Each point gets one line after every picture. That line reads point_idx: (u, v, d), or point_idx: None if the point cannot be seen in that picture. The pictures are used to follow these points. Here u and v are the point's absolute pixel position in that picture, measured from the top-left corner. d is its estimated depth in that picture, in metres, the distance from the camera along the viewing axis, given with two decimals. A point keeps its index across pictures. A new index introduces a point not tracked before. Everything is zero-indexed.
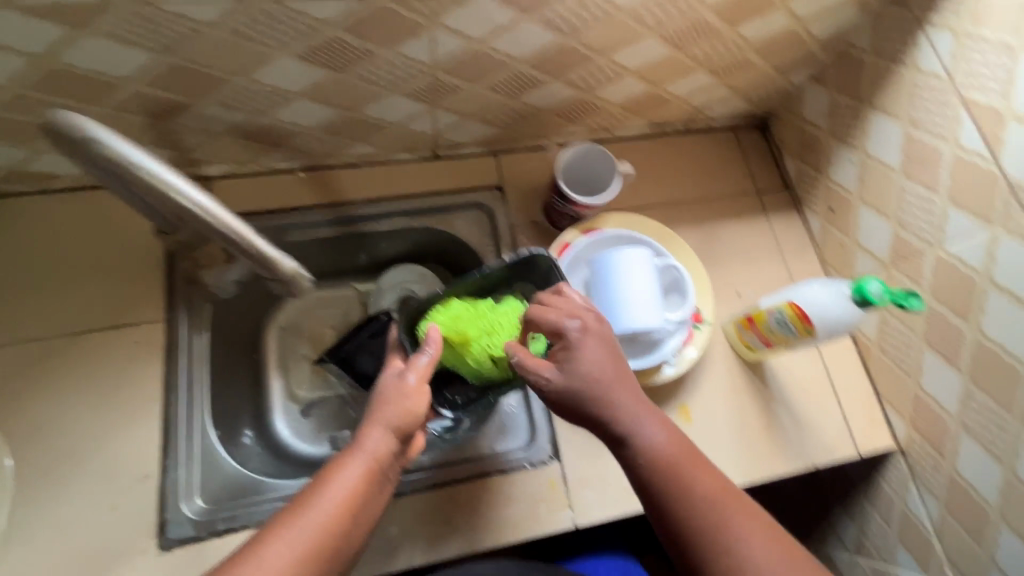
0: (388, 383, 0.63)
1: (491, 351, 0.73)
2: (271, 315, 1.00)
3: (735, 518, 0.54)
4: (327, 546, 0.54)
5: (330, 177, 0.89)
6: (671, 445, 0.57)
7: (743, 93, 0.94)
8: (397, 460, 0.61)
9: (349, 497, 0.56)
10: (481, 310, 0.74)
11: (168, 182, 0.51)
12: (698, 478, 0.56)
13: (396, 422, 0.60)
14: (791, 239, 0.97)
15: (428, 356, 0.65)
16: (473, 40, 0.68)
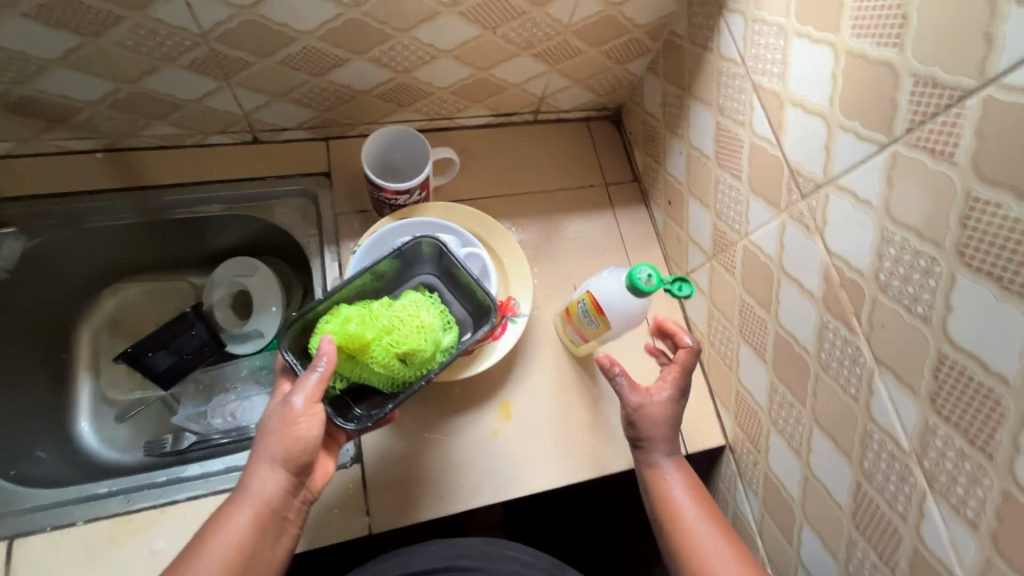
0: (273, 413, 0.60)
1: (396, 350, 0.66)
2: (85, 310, 0.93)
3: (722, 550, 0.63)
4: None
5: (136, 161, 0.83)
6: (687, 498, 0.67)
7: (583, 83, 0.92)
8: (294, 495, 0.61)
9: (241, 545, 0.57)
10: (377, 309, 0.68)
11: None
12: (704, 521, 0.65)
13: (282, 454, 0.59)
14: (635, 233, 0.95)
15: (318, 375, 0.60)
16: (240, 7, 0.63)
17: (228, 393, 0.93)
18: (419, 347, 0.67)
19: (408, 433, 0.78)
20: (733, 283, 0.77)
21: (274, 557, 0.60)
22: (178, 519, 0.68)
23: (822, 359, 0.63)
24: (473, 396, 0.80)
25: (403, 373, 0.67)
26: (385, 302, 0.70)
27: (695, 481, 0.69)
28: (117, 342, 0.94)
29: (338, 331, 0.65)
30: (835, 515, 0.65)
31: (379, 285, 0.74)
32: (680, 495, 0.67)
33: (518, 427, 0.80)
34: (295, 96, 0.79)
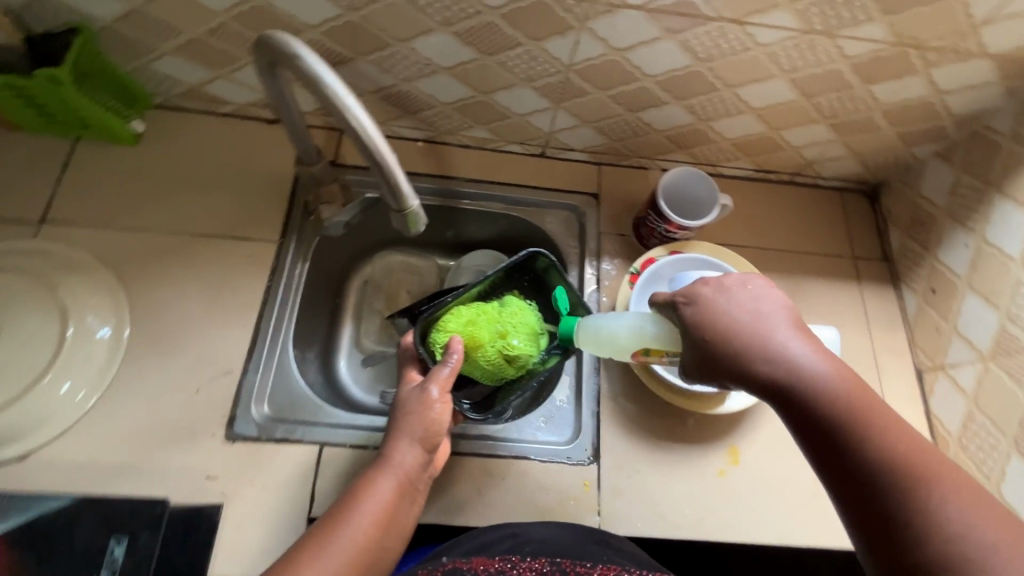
0: (410, 396, 0.67)
1: (506, 352, 0.77)
2: (358, 267, 1.09)
3: (929, 493, 0.44)
4: (367, 555, 0.59)
5: (446, 153, 0.97)
6: (847, 389, 0.49)
7: (859, 156, 0.93)
8: (425, 469, 0.67)
9: (383, 511, 0.62)
10: (491, 314, 0.78)
11: (337, 93, 0.56)
12: (882, 442, 0.47)
13: (421, 433, 0.66)
14: (881, 312, 0.94)
15: (450, 368, 0.68)
16: (613, 49, 0.73)
17: None
18: (524, 350, 0.77)
19: (642, 450, 0.81)
20: (1018, 391, 0.73)
21: (406, 525, 0.65)
22: (445, 469, 0.78)
23: None
24: (705, 431, 0.83)
25: (508, 371, 0.78)
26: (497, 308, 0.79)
27: (850, 370, 0.50)
28: (376, 299, 1.09)
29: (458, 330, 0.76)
30: None
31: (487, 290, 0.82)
32: (836, 385, 0.49)
33: (746, 472, 0.81)
34: (600, 125, 0.89)
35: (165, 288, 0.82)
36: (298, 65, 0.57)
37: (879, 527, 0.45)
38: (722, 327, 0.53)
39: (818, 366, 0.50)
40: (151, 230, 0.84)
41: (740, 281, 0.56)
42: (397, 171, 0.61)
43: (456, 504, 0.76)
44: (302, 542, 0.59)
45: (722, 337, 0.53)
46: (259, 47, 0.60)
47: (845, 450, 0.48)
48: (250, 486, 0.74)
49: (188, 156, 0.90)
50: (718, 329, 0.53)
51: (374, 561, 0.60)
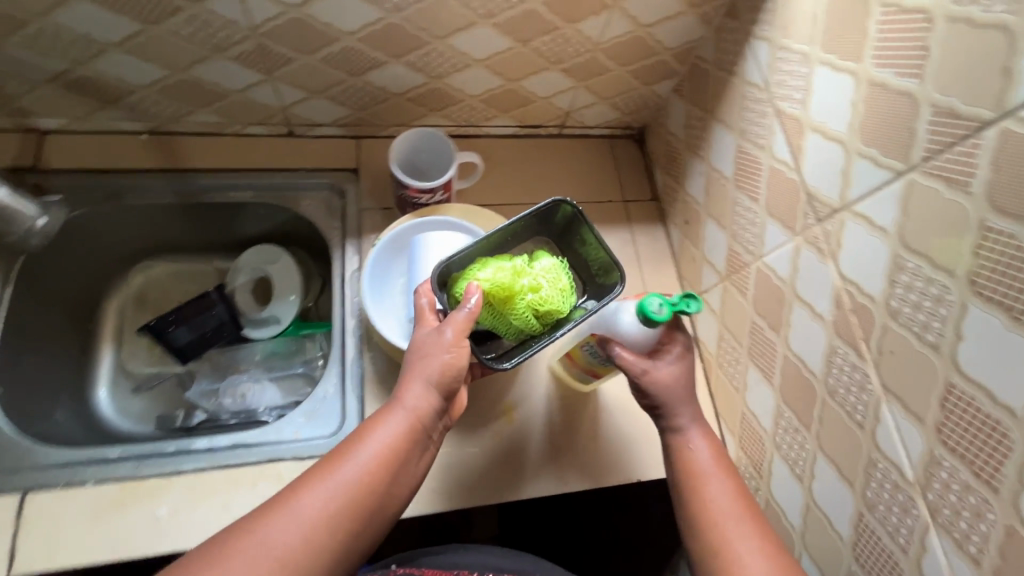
0: (426, 338, 0.63)
1: (536, 308, 0.66)
2: (115, 285, 0.97)
3: (740, 537, 0.60)
4: (368, 500, 0.58)
5: (177, 144, 0.87)
6: (707, 461, 0.66)
7: (609, 101, 0.94)
8: (439, 417, 0.64)
9: (389, 452, 0.60)
10: (519, 267, 0.67)
11: None
12: (722, 486, 0.64)
13: (436, 376, 0.62)
14: (651, 250, 0.96)
15: (468, 311, 0.62)
16: (289, 6, 0.67)
17: (241, 375, 0.95)
18: (555, 306, 0.66)
19: None
20: (745, 305, 0.77)
21: (415, 471, 0.62)
22: (180, 490, 0.69)
23: (829, 385, 0.63)
24: (477, 396, 0.81)
25: (536, 329, 0.67)
26: (527, 259, 0.68)
27: (720, 447, 0.67)
28: (143, 316, 0.97)
29: (488, 277, 0.65)
30: (836, 546, 0.63)
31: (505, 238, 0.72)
32: (702, 459, 0.66)
33: (521, 430, 0.80)
34: (331, 93, 0.83)
35: None
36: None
37: (696, 544, 0.61)
38: (667, 382, 0.66)
39: (699, 445, 0.66)
40: None
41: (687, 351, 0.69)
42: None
43: (197, 526, 0.68)
44: (306, 478, 0.58)
45: (663, 392, 0.66)
46: None
47: (697, 491, 0.64)
48: None
49: None
50: (664, 379, 0.66)
51: (377, 506, 0.58)
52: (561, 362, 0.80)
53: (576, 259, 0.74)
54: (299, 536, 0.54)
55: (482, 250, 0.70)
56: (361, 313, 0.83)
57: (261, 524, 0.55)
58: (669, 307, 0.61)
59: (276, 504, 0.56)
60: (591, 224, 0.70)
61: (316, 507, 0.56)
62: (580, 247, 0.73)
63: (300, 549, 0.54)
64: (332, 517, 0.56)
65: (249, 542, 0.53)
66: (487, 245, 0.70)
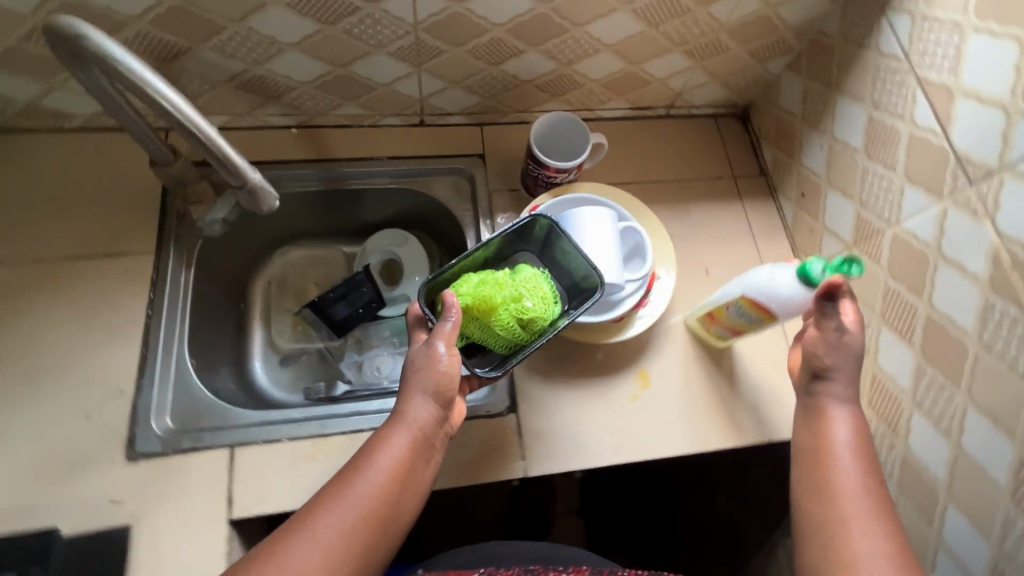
0: (419, 353, 0.67)
1: (520, 315, 0.71)
2: (260, 269, 1.05)
3: (861, 526, 0.59)
4: (381, 509, 0.62)
5: (322, 136, 0.95)
6: (846, 441, 0.64)
7: (722, 80, 0.98)
8: (441, 424, 0.68)
9: (398, 464, 0.64)
10: (503, 279, 0.73)
11: (145, 78, 0.56)
12: (854, 470, 0.63)
13: (433, 387, 0.66)
14: (764, 224, 0.99)
15: (452, 322, 0.67)
16: (453, 2, 0.73)
17: (376, 350, 1.03)
18: (539, 313, 0.71)
19: (557, 391, 0.84)
20: (879, 270, 0.80)
21: (423, 478, 0.66)
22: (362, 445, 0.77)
23: (984, 341, 0.65)
24: (613, 362, 0.86)
25: (521, 336, 0.72)
26: (510, 272, 0.74)
27: (863, 432, 0.66)
28: (285, 298, 1.06)
29: (471, 291, 0.71)
30: (991, 495, 0.66)
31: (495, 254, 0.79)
32: (839, 434, 0.65)
33: (657, 394, 0.85)
34: (468, 83, 0.89)
35: (34, 319, 0.77)
36: (87, 48, 0.55)
37: (817, 517, 0.61)
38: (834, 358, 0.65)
39: (840, 424, 0.65)
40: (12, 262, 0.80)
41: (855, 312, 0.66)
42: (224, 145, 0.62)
43: None
44: (317, 500, 0.62)
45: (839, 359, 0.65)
46: (48, 39, 0.57)
47: (829, 470, 0.63)
48: (163, 500, 0.71)
49: (40, 178, 0.84)
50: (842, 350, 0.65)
51: (388, 517, 0.62)
52: (699, 319, 0.85)
53: (559, 271, 0.79)
54: (321, 551, 0.58)
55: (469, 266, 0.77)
56: None
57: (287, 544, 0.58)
58: (830, 270, 0.63)
59: (290, 527, 0.60)
60: (565, 235, 0.75)
61: (334, 526, 0.60)
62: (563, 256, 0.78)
63: (324, 564, 0.58)
64: (346, 535, 0.60)
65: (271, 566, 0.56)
66: (472, 261, 0.76)
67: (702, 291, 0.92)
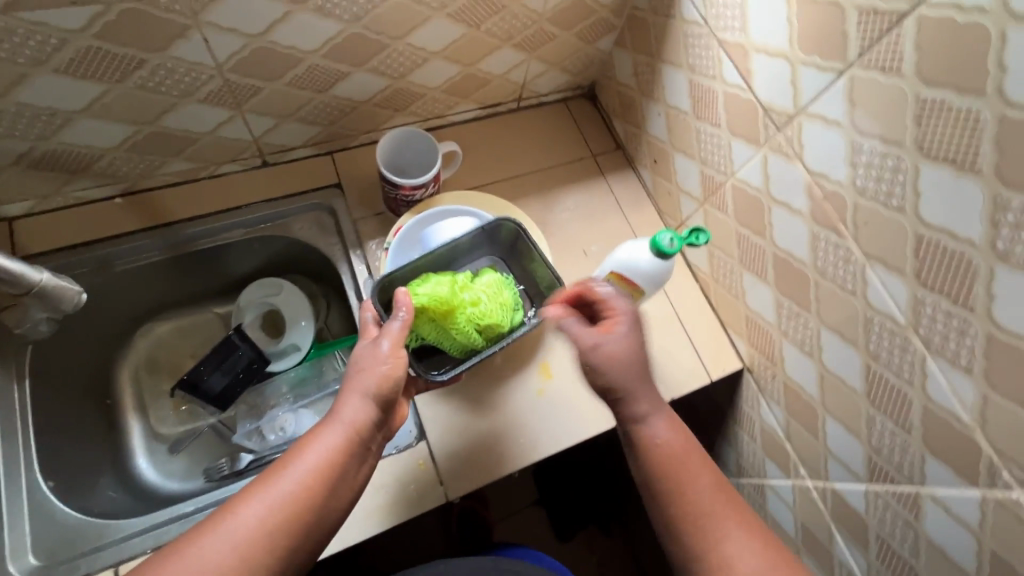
0: (363, 351, 0.67)
1: (477, 320, 0.75)
2: (121, 357, 0.95)
3: (725, 540, 0.64)
4: (306, 509, 0.60)
5: (154, 199, 0.86)
6: (673, 447, 0.68)
7: (559, 65, 1.00)
8: (377, 428, 0.67)
9: (328, 463, 0.62)
10: (464, 283, 0.78)
11: None
12: (703, 479, 0.67)
13: (373, 388, 0.65)
14: (629, 195, 1.04)
15: (400, 322, 0.68)
16: (251, 36, 0.68)
17: (277, 408, 0.95)
18: (495, 319, 0.76)
19: (464, 407, 0.83)
20: (728, 220, 0.86)
21: (354, 483, 0.64)
22: None
23: (818, 267, 0.72)
24: (513, 363, 0.86)
25: (476, 340, 0.76)
26: (470, 276, 0.79)
27: (687, 431, 0.70)
28: (160, 380, 0.96)
29: (432, 291, 0.75)
30: (853, 400, 0.74)
31: (451, 256, 0.83)
32: (668, 445, 0.68)
33: (561, 382, 0.86)
34: (301, 115, 0.84)
35: None
36: None
37: (676, 532, 0.66)
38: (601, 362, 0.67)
39: (659, 432, 0.68)
40: None
41: (630, 316, 0.70)
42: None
43: None
44: (248, 491, 0.61)
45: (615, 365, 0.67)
46: None
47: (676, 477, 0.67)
48: None
49: None
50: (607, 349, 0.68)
51: (309, 521, 0.60)
52: None
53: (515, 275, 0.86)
54: (236, 543, 0.57)
55: (425, 265, 0.81)
56: None
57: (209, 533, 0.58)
58: (677, 241, 0.71)
59: (209, 524, 0.59)
60: (527, 240, 0.82)
61: (249, 523, 0.58)
62: (522, 260, 0.85)
63: (236, 559, 0.57)
64: (261, 535, 0.58)
65: (183, 557, 0.56)
66: (430, 260, 0.80)
67: (584, 273, 0.95)
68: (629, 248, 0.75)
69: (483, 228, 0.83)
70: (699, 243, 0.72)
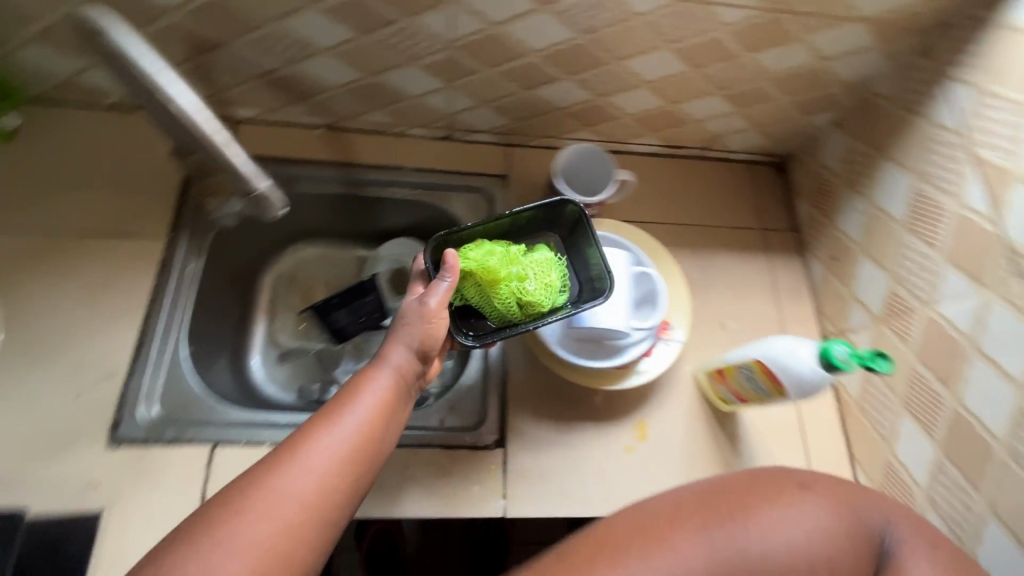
0: (408, 308, 0.66)
1: (520, 295, 0.71)
2: (271, 263, 1.06)
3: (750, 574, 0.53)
4: (369, 444, 0.57)
5: (348, 139, 0.94)
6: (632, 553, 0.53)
7: (762, 128, 0.94)
8: (418, 378, 0.66)
9: (385, 403, 0.60)
10: (516, 255, 0.72)
11: (157, 79, 0.55)
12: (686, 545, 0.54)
13: (420, 340, 0.65)
14: (789, 282, 0.95)
15: (448, 283, 0.66)
16: (491, 24, 0.71)
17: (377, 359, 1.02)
18: (539, 298, 0.71)
19: (548, 433, 0.80)
20: (905, 351, 0.75)
21: (403, 423, 0.62)
22: None
23: (1014, 449, 0.60)
24: (611, 408, 0.82)
25: (515, 315, 0.72)
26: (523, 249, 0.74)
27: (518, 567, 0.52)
28: (292, 294, 1.06)
29: (480, 257, 0.71)
30: None
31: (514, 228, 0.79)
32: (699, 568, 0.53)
33: (653, 447, 0.81)
34: (499, 104, 0.87)
35: (41, 290, 0.78)
36: (104, 43, 0.53)
37: None
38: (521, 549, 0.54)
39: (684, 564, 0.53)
40: (27, 230, 0.81)
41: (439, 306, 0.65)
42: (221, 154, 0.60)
43: None
44: (307, 429, 0.56)
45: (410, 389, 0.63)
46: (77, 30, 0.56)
47: None
48: (136, 492, 0.71)
49: (67, 152, 0.86)
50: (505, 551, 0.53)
51: (371, 458, 0.57)
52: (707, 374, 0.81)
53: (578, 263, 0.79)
54: (306, 476, 0.52)
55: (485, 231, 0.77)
56: None
57: (281, 471, 0.52)
58: (856, 361, 0.61)
59: (261, 481, 0.51)
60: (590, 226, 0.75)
61: (314, 471, 0.53)
62: (584, 247, 0.77)
63: (316, 492, 0.52)
64: (333, 474, 0.53)
65: (253, 499, 0.50)
66: (492, 227, 0.77)
67: (714, 346, 0.88)
68: (786, 344, 0.66)
69: (548, 204, 0.77)
70: (878, 369, 0.60)
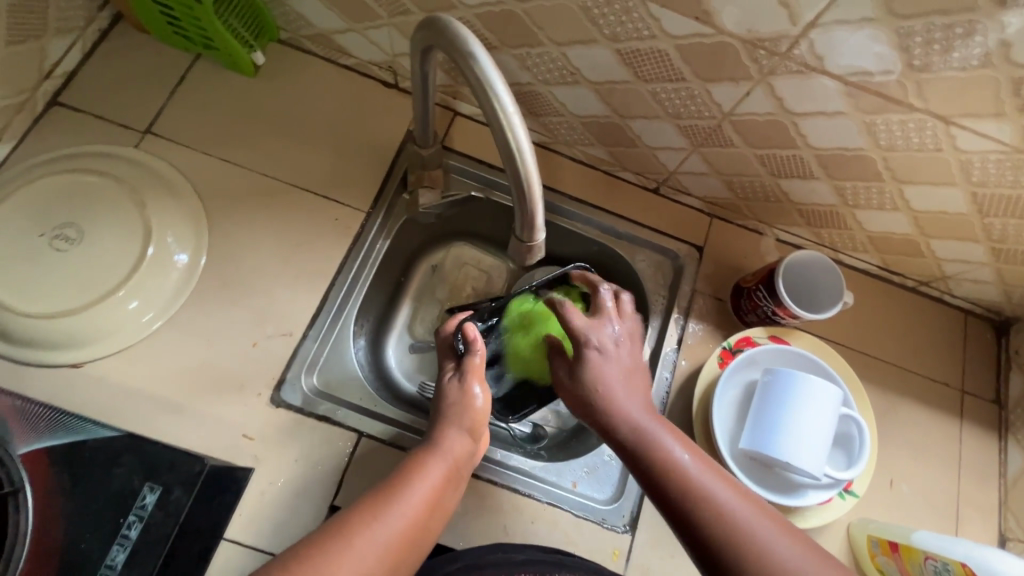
0: (449, 391, 0.65)
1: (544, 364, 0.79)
2: (429, 251, 0.99)
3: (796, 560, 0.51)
4: (416, 532, 0.53)
5: (555, 162, 0.89)
6: (702, 474, 0.56)
7: (1005, 287, 0.83)
8: (472, 458, 0.63)
9: (433, 494, 0.57)
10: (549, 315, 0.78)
11: (492, 84, 0.49)
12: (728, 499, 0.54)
13: (469, 423, 0.63)
14: (977, 458, 0.84)
15: (480, 357, 0.67)
16: (785, 110, 0.65)
17: None
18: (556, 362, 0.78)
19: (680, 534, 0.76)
20: None
21: (449, 508, 0.59)
22: (476, 495, 0.74)
23: None
24: None
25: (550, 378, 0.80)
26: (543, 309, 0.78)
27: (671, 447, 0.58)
28: (439, 287, 0.99)
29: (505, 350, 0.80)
30: None
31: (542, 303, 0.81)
32: (741, 516, 0.53)
33: None
34: (731, 179, 0.81)
35: (245, 230, 0.80)
36: (449, 34, 0.51)
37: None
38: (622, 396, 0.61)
39: (719, 487, 0.55)
40: (244, 168, 0.83)
41: (478, 370, 0.66)
42: (536, 193, 0.54)
43: (481, 530, 0.72)
44: (349, 516, 0.52)
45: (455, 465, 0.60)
46: (422, 24, 0.55)
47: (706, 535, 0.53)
48: (283, 458, 0.72)
49: (297, 100, 0.87)
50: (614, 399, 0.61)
51: (420, 540, 0.54)
52: (871, 539, 0.73)
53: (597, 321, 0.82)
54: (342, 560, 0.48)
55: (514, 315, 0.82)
56: (667, 397, 0.80)
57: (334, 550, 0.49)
58: None
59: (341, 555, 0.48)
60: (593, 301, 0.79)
61: (373, 543, 0.50)
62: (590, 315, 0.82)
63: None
64: (391, 547, 0.51)
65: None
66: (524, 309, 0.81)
67: (876, 502, 0.80)
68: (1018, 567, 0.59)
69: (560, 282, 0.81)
70: None
